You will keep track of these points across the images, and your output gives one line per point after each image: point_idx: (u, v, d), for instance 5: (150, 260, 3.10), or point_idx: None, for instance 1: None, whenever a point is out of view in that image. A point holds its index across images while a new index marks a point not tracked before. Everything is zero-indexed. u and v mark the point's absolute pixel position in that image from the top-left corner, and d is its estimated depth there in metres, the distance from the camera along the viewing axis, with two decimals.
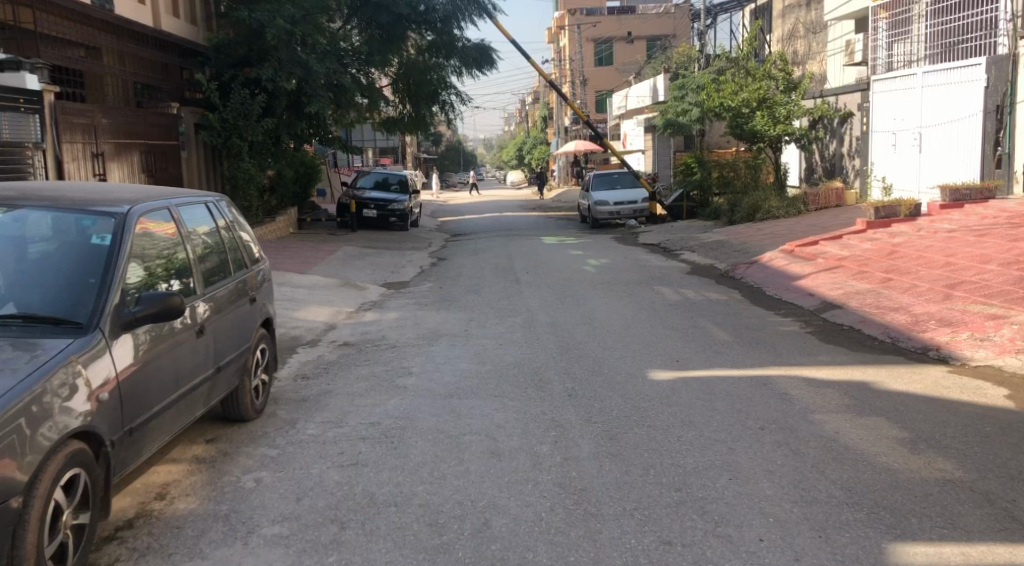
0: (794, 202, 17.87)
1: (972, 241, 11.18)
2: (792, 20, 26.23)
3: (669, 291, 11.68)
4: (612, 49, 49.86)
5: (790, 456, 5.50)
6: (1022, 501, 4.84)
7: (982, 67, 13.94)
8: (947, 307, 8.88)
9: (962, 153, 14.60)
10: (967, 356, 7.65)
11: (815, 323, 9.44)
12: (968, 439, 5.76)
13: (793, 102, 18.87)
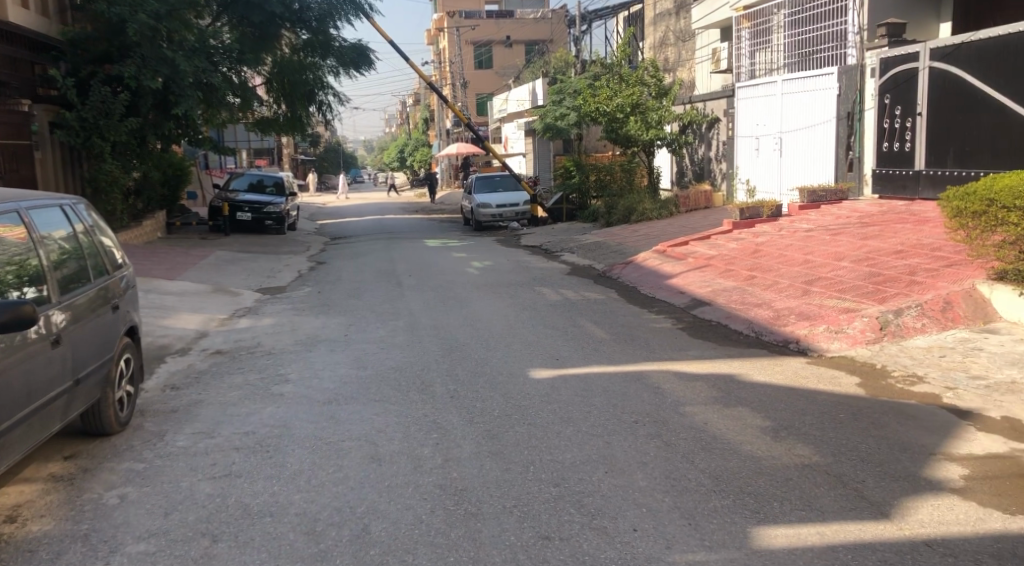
0: (667, 204, 18.47)
1: (828, 239, 11.84)
2: (663, 28, 27.04)
3: (549, 291, 11.90)
4: (491, 53, 50.16)
5: (662, 448, 5.71)
6: (870, 482, 5.19)
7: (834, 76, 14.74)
8: (806, 302, 9.38)
9: (818, 157, 15.42)
10: (823, 347, 8.11)
11: (686, 319, 9.81)
12: (824, 426, 6.12)
13: (664, 107, 19.49)
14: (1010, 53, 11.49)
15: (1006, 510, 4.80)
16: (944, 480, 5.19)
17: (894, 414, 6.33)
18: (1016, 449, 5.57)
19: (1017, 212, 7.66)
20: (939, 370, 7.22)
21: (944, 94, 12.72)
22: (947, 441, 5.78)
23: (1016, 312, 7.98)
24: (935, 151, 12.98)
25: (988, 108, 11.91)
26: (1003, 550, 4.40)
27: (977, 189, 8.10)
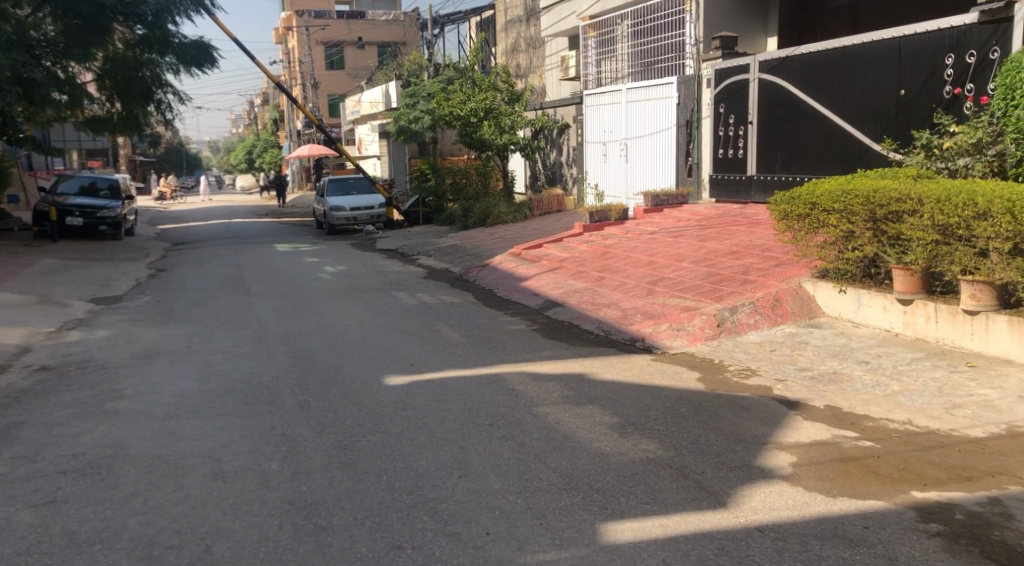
0: (521, 208, 18.76)
1: (671, 241, 12.35)
2: (514, 34, 27.38)
3: (405, 296, 11.88)
4: (342, 53, 49.39)
5: (514, 450, 5.81)
6: (710, 473, 5.43)
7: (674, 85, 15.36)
8: (651, 301, 9.74)
9: (660, 163, 16.04)
10: (666, 345, 8.46)
11: (539, 321, 10.00)
12: (667, 420, 6.37)
13: (517, 112, 19.77)
14: (829, 67, 12.30)
15: (829, 492, 5.13)
16: (775, 467, 5.49)
17: (730, 406, 6.67)
18: (838, 435, 5.97)
19: (835, 214, 8.24)
20: (771, 363, 7.65)
21: (772, 104, 13.49)
22: (778, 429, 6.13)
23: (837, 307, 8.55)
24: (765, 157, 13.75)
25: (810, 118, 12.71)
26: (826, 530, 4.70)
27: (800, 193, 8.64)
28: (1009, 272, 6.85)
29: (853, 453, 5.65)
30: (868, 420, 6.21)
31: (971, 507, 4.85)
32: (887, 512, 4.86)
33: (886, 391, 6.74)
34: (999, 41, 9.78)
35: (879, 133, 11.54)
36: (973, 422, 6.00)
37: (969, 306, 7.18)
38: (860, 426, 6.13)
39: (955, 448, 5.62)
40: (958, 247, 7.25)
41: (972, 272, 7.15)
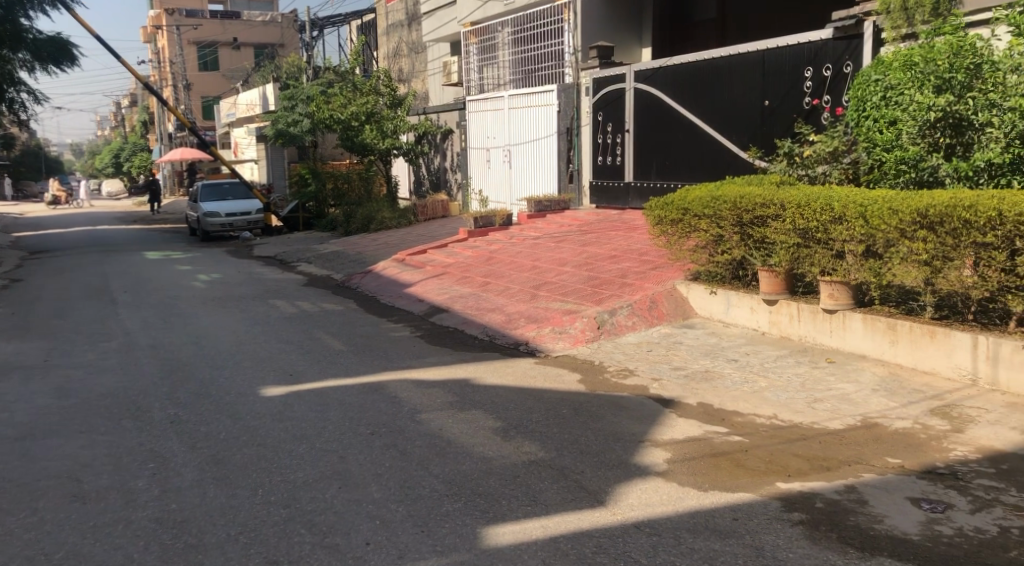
0: (405, 214, 18.66)
1: (553, 246, 12.53)
2: (396, 39, 27.22)
3: (284, 304, 11.65)
4: (216, 54, 47.96)
5: (394, 458, 5.77)
6: (589, 472, 5.49)
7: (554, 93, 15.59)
8: (533, 306, 9.86)
9: (543, 169, 16.26)
10: (549, 348, 8.58)
11: (422, 327, 9.98)
12: (549, 421, 6.45)
13: (399, 117, 19.68)
14: (699, 78, 12.78)
15: (702, 487, 5.24)
16: (650, 464, 5.61)
17: (609, 406, 6.80)
18: (710, 431, 6.18)
19: (706, 219, 8.58)
20: (648, 363, 7.86)
21: (647, 112, 13.89)
22: (654, 427, 6.30)
23: (709, 308, 8.86)
24: (641, 163, 14.13)
25: (682, 127, 13.14)
26: (698, 523, 4.78)
27: (674, 199, 8.95)
28: (862, 272, 7.26)
29: (724, 448, 5.84)
30: (738, 416, 6.46)
31: (831, 495, 5.04)
32: (754, 503, 4.98)
33: (754, 387, 7.02)
34: (852, 55, 10.34)
35: (746, 141, 12.03)
36: (832, 415, 6.33)
37: (828, 305, 7.56)
38: (730, 422, 6.36)
39: (816, 441, 5.89)
40: (817, 249, 7.65)
41: (830, 273, 7.55)
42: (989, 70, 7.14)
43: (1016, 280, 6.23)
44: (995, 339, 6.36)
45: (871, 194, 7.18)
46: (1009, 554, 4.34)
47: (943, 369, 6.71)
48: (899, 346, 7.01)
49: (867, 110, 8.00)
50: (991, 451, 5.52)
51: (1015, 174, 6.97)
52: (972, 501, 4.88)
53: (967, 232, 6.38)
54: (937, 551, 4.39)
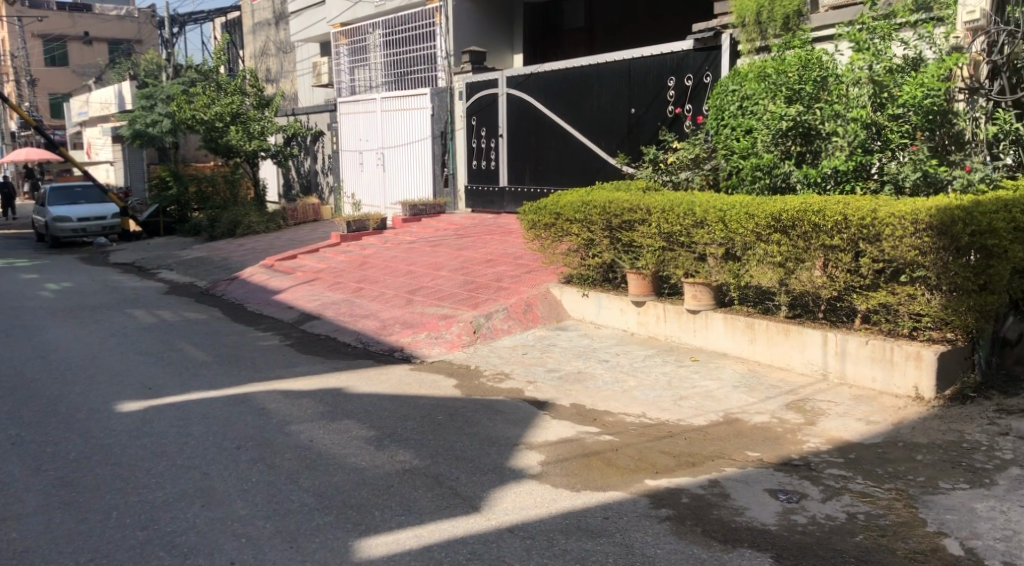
0: (274, 218, 18.28)
1: (428, 250, 12.55)
2: (263, 38, 26.54)
3: (143, 313, 11.23)
4: (65, 49, 45.45)
5: (264, 472, 5.69)
6: (464, 478, 5.55)
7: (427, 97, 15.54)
8: (409, 311, 9.84)
9: (417, 172, 16.26)
10: (424, 353, 8.58)
11: (293, 335, 9.82)
12: (423, 428, 6.47)
13: (266, 118, 19.28)
14: (568, 85, 13.06)
15: (574, 487, 5.38)
16: (525, 467, 5.71)
17: (484, 410, 6.88)
18: (581, 431, 6.33)
19: (577, 223, 8.80)
20: (522, 366, 7.97)
21: (519, 118, 14.10)
22: (525, 430, 6.41)
23: (581, 310, 9.09)
24: (514, 168, 14.31)
25: (553, 132, 13.40)
26: (569, 525, 4.90)
27: (546, 204, 9.15)
28: (723, 274, 7.60)
29: (595, 448, 6.00)
30: (608, 416, 6.64)
31: (695, 490, 5.26)
32: (623, 501, 5.14)
33: (624, 387, 7.24)
34: (711, 66, 10.79)
35: (613, 148, 12.36)
36: (697, 412, 6.60)
37: (691, 306, 7.88)
38: (601, 422, 6.53)
39: (682, 437, 6.13)
40: (680, 253, 7.95)
41: (693, 275, 7.88)
42: (833, 82, 7.56)
43: (860, 280, 6.63)
44: (842, 335, 6.78)
45: (730, 199, 7.53)
46: (856, 539, 4.63)
47: (797, 365, 7.11)
48: (758, 344, 7.38)
49: (725, 118, 8.52)
50: (840, 442, 5.89)
51: (858, 181, 7.36)
52: (822, 490, 5.19)
53: (817, 235, 6.77)
54: (793, 539, 4.64)
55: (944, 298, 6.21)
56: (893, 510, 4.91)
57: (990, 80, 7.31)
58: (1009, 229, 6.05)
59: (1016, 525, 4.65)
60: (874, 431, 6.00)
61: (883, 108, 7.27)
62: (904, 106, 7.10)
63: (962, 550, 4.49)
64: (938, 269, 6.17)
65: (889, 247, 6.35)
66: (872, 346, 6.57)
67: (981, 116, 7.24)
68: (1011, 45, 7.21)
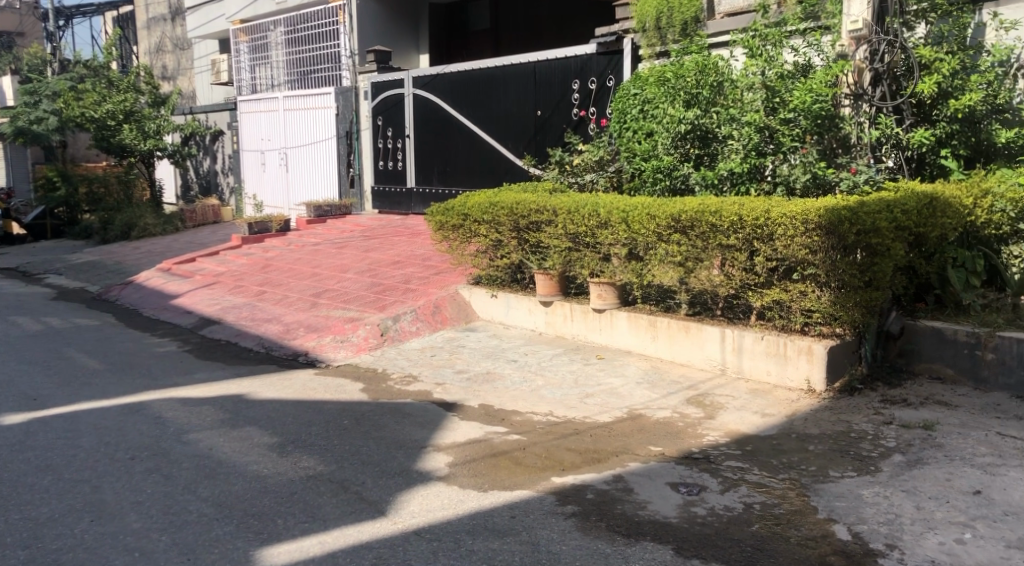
0: (171, 220, 17.84)
1: (334, 252, 12.44)
2: (158, 33, 25.72)
3: (29, 321, 10.81)
4: None
5: (160, 483, 5.58)
6: (370, 483, 5.55)
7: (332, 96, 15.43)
8: (313, 314, 9.74)
9: (322, 173, 16.08)
10: (329, 357, 8.52)
11: (191, 341, 9.61)
12: (329, 434, 6.44)
13: (162, 117, 18.76)
14: (474, 86, 13.13)
15: (481, 488, 5.45)
16: (432, 469, 5.75)
17: (391, 413, 6.88)
18: (489, 432, 6.40)
19: (485, 224, 8.89)
20: (430, 368, 7.99)
21: (426, 119, 14.11)
22: (433, 432, 6.44)
23: (489, 311, 9.18)
24: (421, 169, 14.31)
25: (460, 133, 13.45)
26: (476, 525, 4.96)
27: (455, 206, 9.22)
28: (626, 273, 7.77)
29: (503, 447, 6.07)
30: (516, 415, 6.72)
31: (600, 486, 5.39)
32: (529, 500, 5.23)
33: (532, 386, 7.34)
34: (614, 70, 11.01)
35: (520, 149, 12.49)
36: (603, 409, 6.75)
37: (597, 305, 8.04)
38: (509, 421, 6.60)
39: (588, 434, 6.26)
40: (586, 253, 8.10)
41: (598, 275, 8.03)
42: (728, 87, 7.87)
43: (755, 278, 6.88)
44: (739, 331, 7.03)
45: (633, 201, 7.71)
46: (752, 528, 4.82)
47: (697, 361, 7.34)
48: (660, 341, 7.59)
49: (628, 122, 8.74)
50: (738, 435, 6.11)
51: (753, 183, 7.61)
52: (721, 482, 5.39)
53: (715, 235, 6.99)
54: (692, 531, 4.80)
55: (832, 295, 6.50)
56: (786, 499, 5.13)
57: (873, 87, 7.49)
58: (890, 230, 6.35)
59: (898, 508, 4.91)
60: (769, 423, 6.24)
61: (774, 112, 7.58)
62: (795, 110, 7.38)
63: (850, 534, 4.71)
64: (827, 266, 6.44)
65: (781, 246, 6.60)
66: (767, 342, 6.84)
67: (865, 121, 7.49)
68: (891, 54, 7.37)
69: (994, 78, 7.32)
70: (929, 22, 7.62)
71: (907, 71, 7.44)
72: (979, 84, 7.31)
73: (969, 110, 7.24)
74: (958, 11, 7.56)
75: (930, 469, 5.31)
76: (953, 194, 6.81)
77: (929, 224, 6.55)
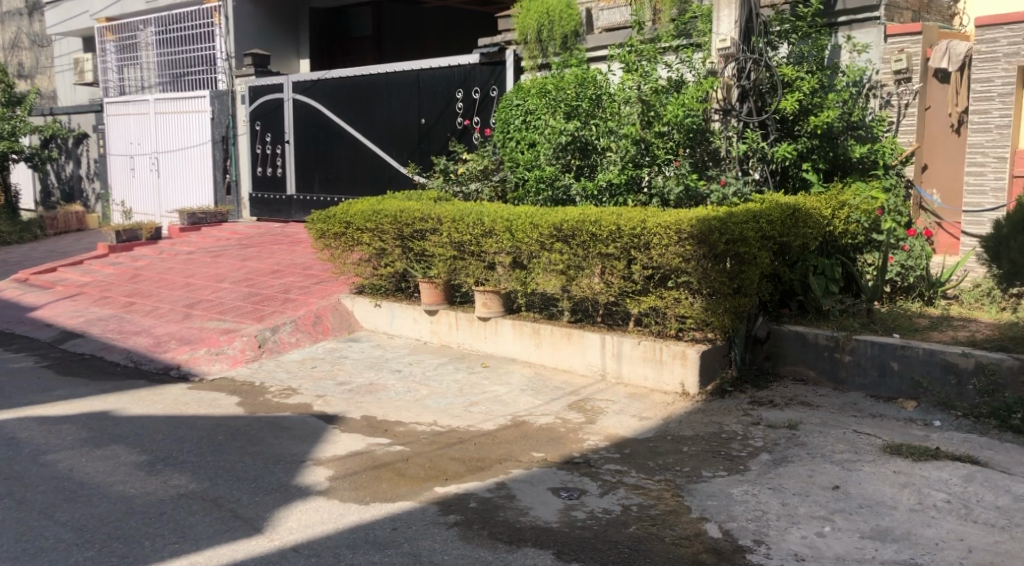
0: (29, 227, 17.05)
1: (209, 261, 12.16)
2: (13, 28, 24.35)
3: None
4: None
5: (15, 508, 5.36)
6: (245, 500, 5.49)
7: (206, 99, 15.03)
8: (186, 326, 9.48)
9: (196, 179, 15.66)
10: (203, 371, 8.31)
11: (52, 356, 9.22)
12: (202, 450, 6.32)
13: (18, 117, 17.84)
14: (357, 92, 13.08)
15: (362, 501, 5.46)
16: (312, 484, 5.72)
17: (269, 427, 6.79)
18: (371, 443, 6.40)
19: (368, 232, 8.90)
20: (310, 380, 7.91)
21: (307, 124, 13.94)
22: (313, 445, 6.39)
23: (373, 321, 9.17)
24: (302, 176, 14.15)
25: (343, 140, 13.36)
26: (357, 539, 4.97)
27: (336, 213, 9.20)
28: (511, 281, 7.90)
29: (385, 459, 6.09)
30: (399, 426, 6.74)
31: (483, 494, 5.48)
32: (412, 511, 5.28)
33: (416, 396, 7.38)
34: (497, 81, 11.17)
35: (403, 157, 12.52)
36: (486, 417, 6.84)
37: (482, 313, 8.14)
38: (392, 432, 6.62)
39: (471, 443, 6.34)
40: (471, 261, 8.18)
41: (483, 283, 8.13)
42: (607, 100, 8.12)
43: (633, 286, 7.10)
44: (619, 337, 7.26)
45: (516, 210, 7.84)
46: (628, 530, 5.00)
47: (579, 367, 7.53)
48: (543, 348, 7.75)
49: (511, 132, 8.97)
50: (617, 439, 6.32)
51: (630, 194, 7.93)
52: (600, 486, 5.56)
53: (594, 244, 7.18)
54: (571, 534, 4.95)
55: (704, 301, 6.78)
56: (661, 500, 5.35)
57: (740, 103, 7.84)
58: (757, 239, 6.70)
59: (764, 505, 5.18)
60: (645, 426, 6.48)
61: (650, 126, 7.84)
62: (669, 124, 7.71)
63: (720, 532, 4.94)
64: (699, 274, 6.69)
65: (656, 255, 6.83)
66: (644, 347, 7.08)
67: (733, 135, 7.82)
68: (756, 72, 7.79)
69: (848, 97, 7.90)
70: (791, 42, 8.11)
71: (772, 89, 7.82)
72: (835, 102, 7.82)
73: (827, 127, 7.71)
74: (816, 34, 8.12)
75: (794, 467, 5.63)
76: (814, 205, 7.23)
77: (792, 234, 6.95)
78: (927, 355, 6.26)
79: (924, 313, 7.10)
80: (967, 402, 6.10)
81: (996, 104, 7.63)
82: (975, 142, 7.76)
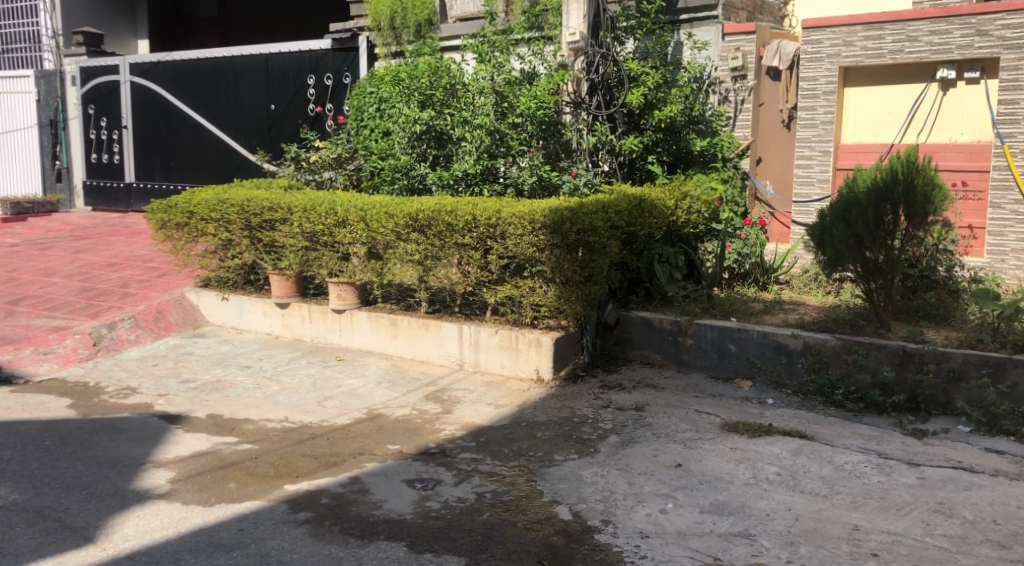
0: None
1: (37, 254, 11.51)
2: None
3: None
4: None
5: None
6: (74, 508, 5.27)
7: (31, 79, 14.19)
8: (10, 324, 8.92)
9: (19, 164, 14.66)
10: (29, 372, 7.82)
11: None
12: (27, 458, 6.01)
13: None
14: (202, 76, 12.65)
15: (206, 503, 5.34)
16: (151, 488, 5.55)
17: (104, 430, 6.53)
18: (217, 443, 6.26)
19: (213, 222, 8.69)
20: (151, 379, 7.64)
21: (149, 110, 13.40)
22: (152, 448, 6.19)
23: (220, 315, 8.94)
24: (142, 164, 13.62)
25: (189, 127, 12.90)
26: (199, 542, 4.87)
27: (178, 202, 8.91)
28: (366, 273, 7.85)
29: (232, 459, 5.97)
30: (247, 423, 6.61)
31: (334, 490, 5.45)
32: (260, 510, 5.20)
33: (266, 392, 7.25)
34: (350, 68, 11.08)
35: (253, 146, 12.23)
36: (341, 411, 6.81)
37: (336, 305, 8.06)
38: (239, 431, 6.49)
39: (324, 438, 6.29)
40: (324, 252, 8.08)
41: (337, 274, 8.03)
42: (461, 90, 8.14)
43: (489, 275, 7.18)
44: (475, 326, 7.34)
45: (370, 200, 7.79)
46: (481, 517, 5.10)
47: (436, 358, 7.58)
48: (400, 339, 7.77)
49: (365, 119, 8.89)
50: (472, 427, 6.40)
51: (485, 184, 7.98)
52: (455, 475, 5.64)
53: (451, 234, 7.22)
54: (424, 525, 5.00)
55: (557, 290, 6.94)
56: (515, 485, 5.47)
57: (589, 96, 8.10)
58: (605, 229, 6.88)
59: (612, 486, 5.38)
60: (501, 414, 6.60)
61: (504, 116, 7.97)
62: (521, 116, 7.86)
63: (570, 514, 5.10)
64: (553, 264, 6.87)
65: (511, 244, 6.94)
66: (501, 336, 7.19)
67: (583, 128, 8.08)
68: (604, 66, 8.05)
69: (689, 92, 8.31)
70: (636, 38, 8.40)
71: (619, 83, 8.10)
72: (677, 97, 8.19)
73: (670, 120, 8.07)
74: (660, 30, 8.46)
75: (639, 447, 5.86)
76: (658, 197, 7.58)
77: (638, 223, 7.23)
78: (761, 337, 6.66)
79: (759, 298, 7.52)
80: (796, 379, 6.52)
81: (820, 102, 8.12)
82: (803, 136, 8.25)
